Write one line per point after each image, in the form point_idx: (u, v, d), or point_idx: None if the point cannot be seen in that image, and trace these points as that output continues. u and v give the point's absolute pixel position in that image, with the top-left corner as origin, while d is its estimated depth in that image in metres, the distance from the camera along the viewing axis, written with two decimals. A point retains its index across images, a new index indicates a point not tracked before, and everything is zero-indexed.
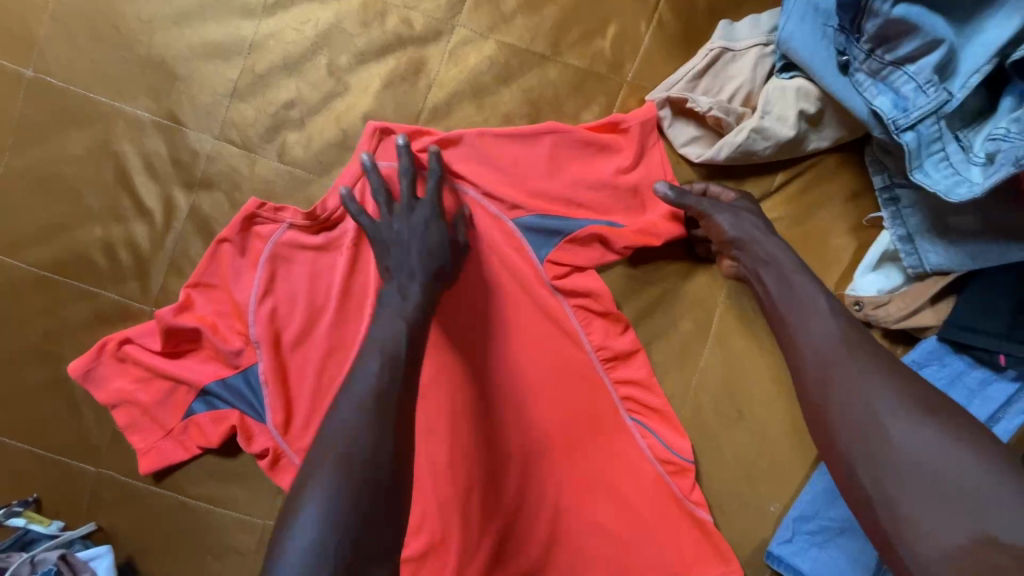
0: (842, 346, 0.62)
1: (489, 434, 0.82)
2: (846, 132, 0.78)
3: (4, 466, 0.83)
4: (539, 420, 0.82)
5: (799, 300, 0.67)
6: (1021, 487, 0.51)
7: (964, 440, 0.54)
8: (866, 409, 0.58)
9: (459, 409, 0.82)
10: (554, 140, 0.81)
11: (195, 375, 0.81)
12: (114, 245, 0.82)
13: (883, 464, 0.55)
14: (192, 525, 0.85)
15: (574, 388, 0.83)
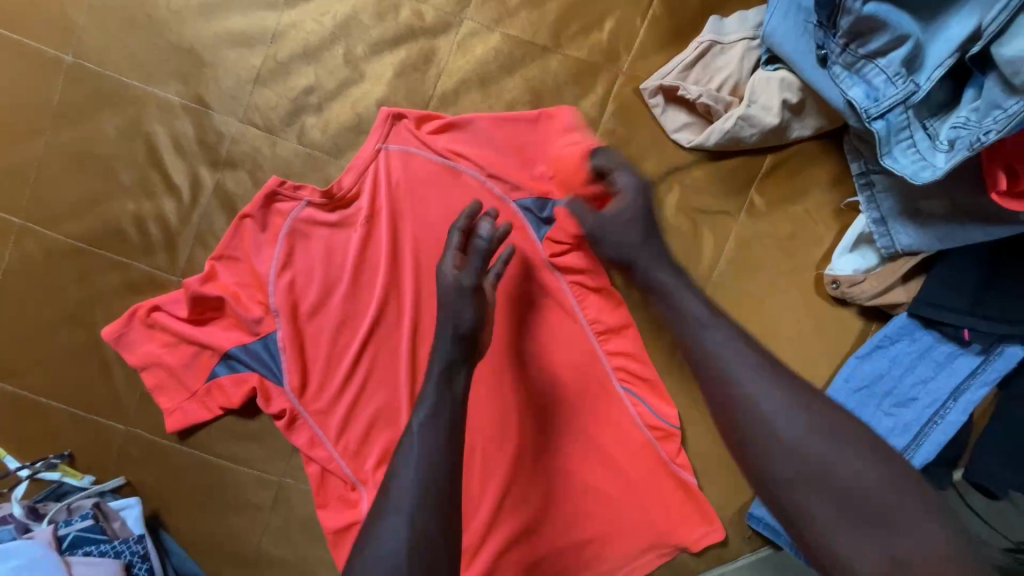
0: (735, 351, 0.61)
1: (501, 406, 0.88)
2: (825, 121, 0.84)
3: (39, 424, 0.90)
4: (542, 387, 0.89)
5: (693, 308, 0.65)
6: (920, 498, 0.53)
7: (863, 448, 0.55)
8: (781, 440, 0.55)
9: None
10: (547, 126, 0.88)
11: (219, 340, 0.87)
12: (145, 219, 0.88)
13: (799, 493, 0.54)
14: (213, 481, 0.92)
15: (578, 358, 0.89)
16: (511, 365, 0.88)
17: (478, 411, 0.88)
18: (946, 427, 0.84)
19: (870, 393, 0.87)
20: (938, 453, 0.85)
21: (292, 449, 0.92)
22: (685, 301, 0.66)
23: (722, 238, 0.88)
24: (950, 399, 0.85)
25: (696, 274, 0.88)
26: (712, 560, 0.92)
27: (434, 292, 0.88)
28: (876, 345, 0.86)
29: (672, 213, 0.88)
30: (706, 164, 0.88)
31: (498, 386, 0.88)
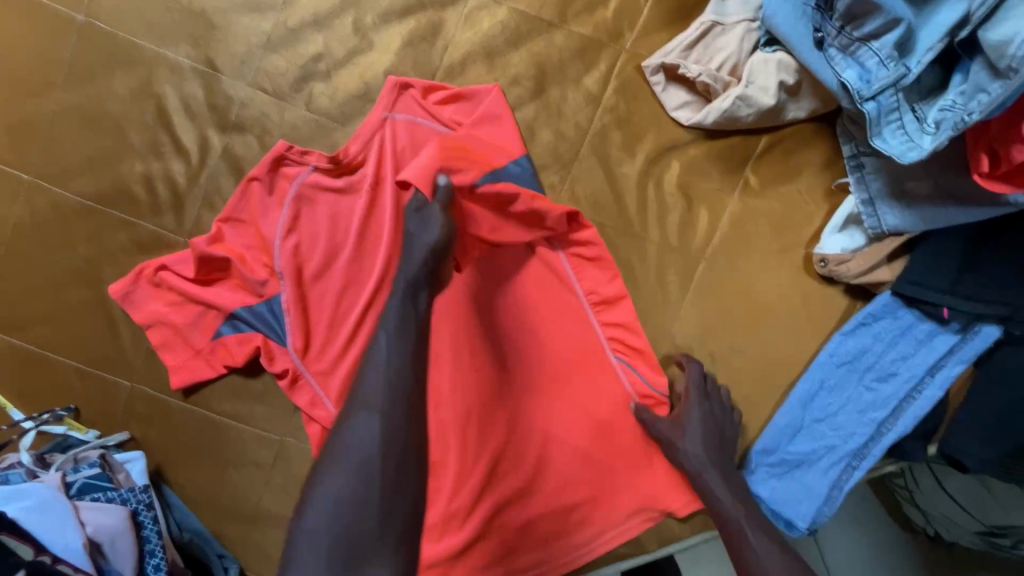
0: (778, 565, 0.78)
1: (490, 371, 0.91)
2: (820, 103, 0.87)
3: (47, 378, 0.92)
4: (532, 353, 0.92)
5: (730, 502, 0.84)
6: None
7: None
8: None
9: (460, 341, 0.91)
10: (495, 97, 0.89)
11: (223, 300, 0.89)
12: (153, 179, 0.90)
13: None
14: (217, 439, 0.94)
15: (569, 325, 0.92)
16: (498, 330, 0.92)
17: (467, 377, 0.91)
18: (922, 402, 0.89)
19: (853, 368, 0.91)
20: (914, 427, 0.89)
21: (293, 410, 0.94)
22: (727, 508, 0.83)
23: (717, 215, 0.92)
24: (927, 375, 0.89)
25: (690, 251, 0.92)
26: (697, 526, 0.95)
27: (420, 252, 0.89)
28: (860, 322, 0.90)
29: (669, 190, 0.91)
30: (704, 143, 0.91)
31: (487, 351, 0.91)
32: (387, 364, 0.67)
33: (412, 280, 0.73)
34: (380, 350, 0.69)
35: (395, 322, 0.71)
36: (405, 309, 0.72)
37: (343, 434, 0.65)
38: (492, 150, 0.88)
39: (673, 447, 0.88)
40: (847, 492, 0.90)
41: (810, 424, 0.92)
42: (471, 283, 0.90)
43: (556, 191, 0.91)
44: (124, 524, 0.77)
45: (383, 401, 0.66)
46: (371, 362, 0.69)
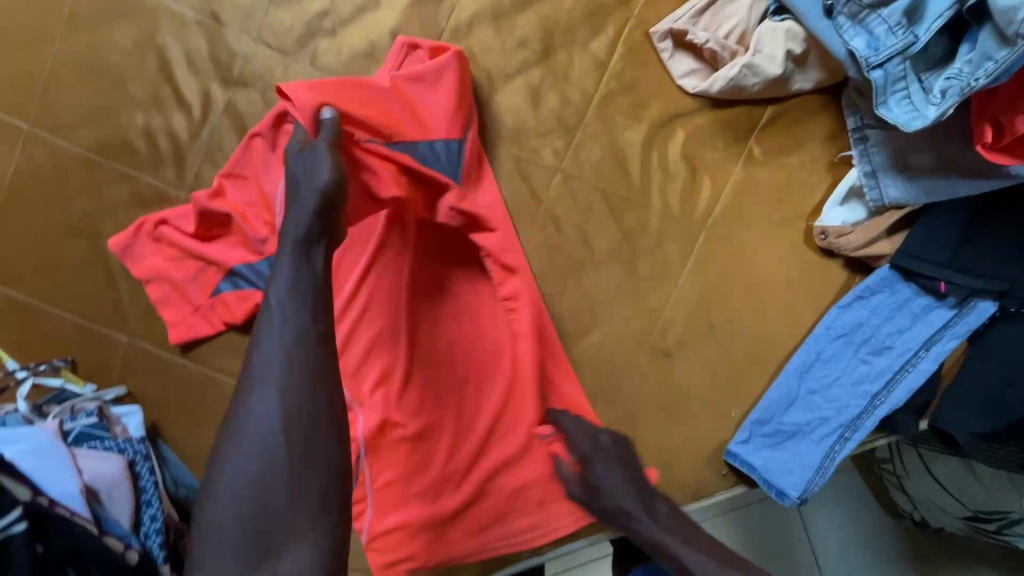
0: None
1: (431, 348, 0.94)
2: (827, 75, 0.87)
3: (44, 330, 0.92)
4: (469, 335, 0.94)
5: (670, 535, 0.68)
6: None
7: None
8: None
9: (406, 319, 0.92)
10: (450, 65, 0.86)
11: (225, 257, 0.90)
12: (154, 132, 0.89)
13: None
14: (214, 396, 0.94)
15: (505, 313, 0.94)
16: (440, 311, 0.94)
17: (407, 355, 0.93)
18: (916, 375, 0.90)
19: (848, 341, 0.92)
20: (906, 399, 0.91)
21: None
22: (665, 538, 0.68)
23: (719, 185, 0.92)
24: (922, 349, 0.90)
25: (691, 220, 0.92)
26: (689, 495, 0.96)
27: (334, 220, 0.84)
28: (857, 295, 0.90)
29: (673, 158, 0.91)
30: (710, 113, 0.91)
31: (428, 328, 0.94)
32: (284, 330, 0.55)
33: (302, 232, 0.62)
34: (271, 313, 0.56)
35: (287, 279, 0.58)
36: (300, 266, 0.60)
37: (240, 414, 0.53)
38: (429, 126, 0.86)
39: (594, 494, 0.76)
40: (839, 462, 0.92)
41: (805, 395, 0.93)
42: (391, 258, 0.92)
43: (559, 156, 0.91)
44: (122, 472, 0.78)
45: (281, 370, 0.54)
46: (264, 329, 0.56)
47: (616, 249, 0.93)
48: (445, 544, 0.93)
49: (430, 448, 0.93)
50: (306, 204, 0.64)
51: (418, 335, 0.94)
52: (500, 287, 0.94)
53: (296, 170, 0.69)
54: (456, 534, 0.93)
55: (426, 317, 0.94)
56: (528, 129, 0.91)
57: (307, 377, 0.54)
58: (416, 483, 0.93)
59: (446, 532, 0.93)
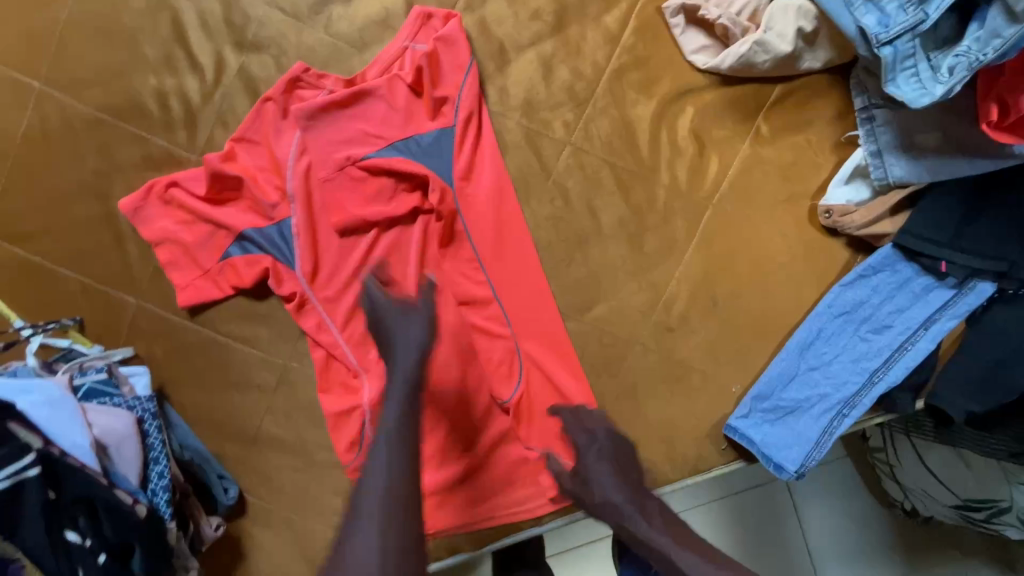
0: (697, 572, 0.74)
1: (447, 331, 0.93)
2: (836, 54, 0.88)
3: (49, 289, 0.91)
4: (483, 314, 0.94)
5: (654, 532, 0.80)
6: None
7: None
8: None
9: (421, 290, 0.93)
10: (453, 44, 0.90)
11: (235, 221, 0.90)
12: (167, 94, 0.89)
13: None
14: (221, 359, 0.95)
15: (523, 292, 0.94)
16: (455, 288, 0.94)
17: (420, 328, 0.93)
18: (914, 354, 0.91)
19: (849, 319, 0.93)
20: (903, 378, 0.92)
21: (298, 335, 0.95)
22: (660, 542, 0.78)
23: (726, 162, 0.93)
24: (920, 328, 0.91)
25: (698, 196, 0.93)
26: (689, 470, 0.97)
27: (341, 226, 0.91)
28: (859, 274, 0.92)
29: (682, 134, 0.92)
30: (720, 89, 0.92)
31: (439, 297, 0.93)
32: (387, 468, 0.67)
33: (403, 404, 0.73)
34: (377, 446, 0.69)
35: (393, 424, 0.71)
36: (404, 416, 0.71)
37: (346, 541, 0.63)
38: (415, 116, 0.91)
39: (587, 497, 0.86)
40: (836, 437, 0.94)
41: (804, 372, 0.94)
42: (405, 235, 0.93)
43: (569, 129, 0.92)
44: (131, 429, 0.78)
45: (381, 507, 0.64)
46: (369, 467, 0.68)
47: (623, 223, 0.94)
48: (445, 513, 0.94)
49: (432, 417, 0.94)
50: (406, 358, 0.76)
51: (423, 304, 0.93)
52: (518, 267, 0.93)
53: (392, 320, 0.79)
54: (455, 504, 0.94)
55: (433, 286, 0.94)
56: (539, 101, 0.92)
57: (404, 504, 0.65)
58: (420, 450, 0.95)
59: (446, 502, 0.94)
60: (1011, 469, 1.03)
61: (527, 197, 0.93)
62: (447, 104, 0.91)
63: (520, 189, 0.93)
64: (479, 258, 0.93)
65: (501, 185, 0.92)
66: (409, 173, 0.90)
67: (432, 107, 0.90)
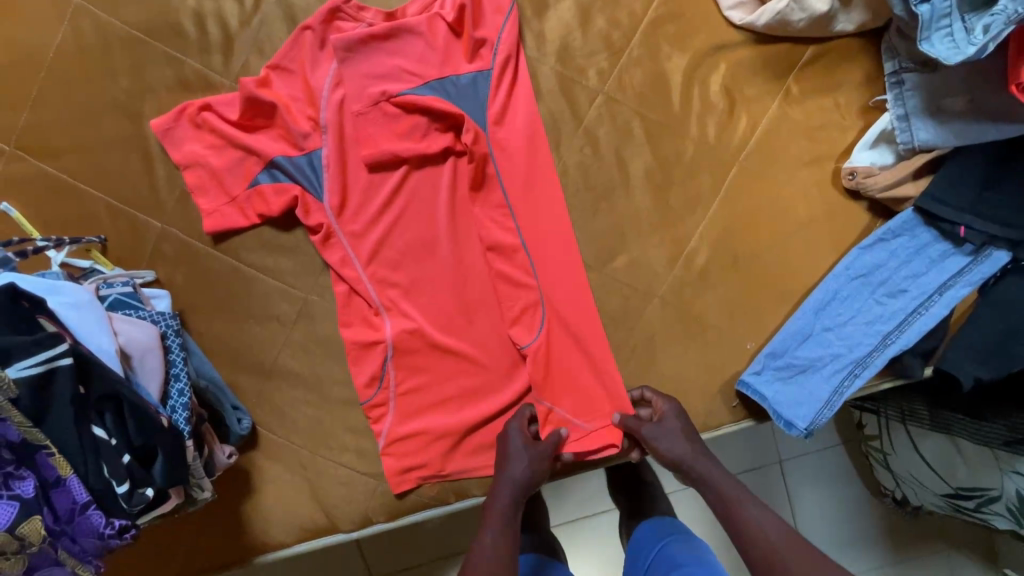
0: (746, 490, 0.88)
1: (471, 274, 0.95)
2: (869, 17, 0.90)
3: (72, 207, 0.91)
4: (505, 258, 0.94)
5: (718, 474, 0.89)
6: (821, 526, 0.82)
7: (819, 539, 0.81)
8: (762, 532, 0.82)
9: (447, 232, 0.94)
10: None
11: (266, 147, 0.90)
12: (204, 17, 0.90)
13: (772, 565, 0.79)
14: (241, 290, 0.95)
15: (550, 239, 0.94)
16: (481, 231, 0.94)
17: (443, 268, 0.94)
18: (928, 318, 0.93)
19: (865, 282, 0.95)
20: (916, 341, 0.94)
21: (320, 269, 0.95)
22: (726, 488, 0.88)
23: (755, 120, 0.94)
24: (935, 294, 0.93)
25: (726, 153, 0.95)
26: (701, 426, 0.98)
27: (372, 162, 0.91)
28: (879, 237, 0.93)
29: (714, 90, 0.94)
30: (752, 47, 0.94)
31: (465, 238, 0.95)
32: (492, 546, 0.83)
33: (505, 511, 0.87)
34: (487, 535, 0.84)
35: (499, 521, 0.86)
36: (511, 511, 0.87)
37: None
38: (452, 57, 0.91)
39: (659, 452, 0.90)
40: (847, 398, 0.95)
41: (819, 332, 0.96)
42: (434, 177, 0.94)
43: (603, 77, 0.93)
44: (156, 341, 0.78)
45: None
46: (476, 546, 0.84)
47: (651, 175, 0.95)
48: (458, 454, 0.96)
49: (452, 357, 0.95)
50: (517, 478, 0.89)
51: (449, 245, 0.94)
52: (544, 213, 0.94)
53: (511, 448, 0.91)
54: (464, 448, 0.96)
55: (458, 228, 0.95)
56: (575, 47, 0.93)
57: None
58: (438, 390, 0.96)
59: (458, 445, 0.96)
60: (1003, 456, 0.98)
61: (557, 143, 0.94)
62: (485, 47, 0.91)
63: (550, 135, 0.94)
64: (509, 204, 0.93)
65: (531, 132, 0.93)
66: (441, 112, 0.90)
67: (470, 49, 0.91)
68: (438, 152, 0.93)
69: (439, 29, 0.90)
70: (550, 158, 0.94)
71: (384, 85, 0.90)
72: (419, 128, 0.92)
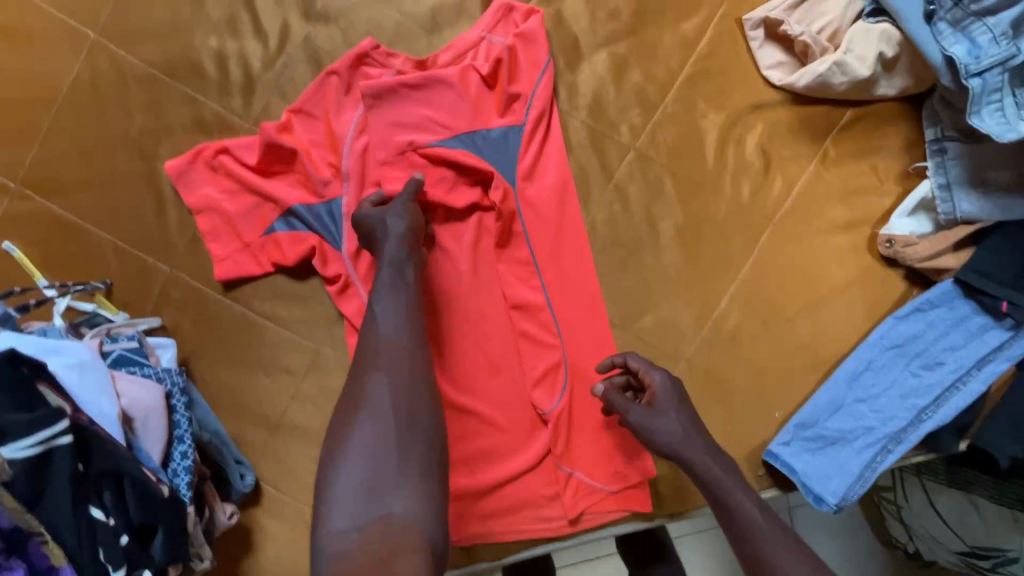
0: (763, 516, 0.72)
1: (490, 328, 0.91)
2: (911, 82, 0.88)
3: (79, 248, 0.86)
4: (529, 315, 0.91)
5: (720, 471, 0.76)
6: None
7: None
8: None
9: (470, 285, 0.90)
10: (531, 36, 0.88)
11: (283, 194, 0.86)
12: (227, 57, 0.87)
13: None
14: (251, 338, 0.90)
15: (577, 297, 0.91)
16: (505, 287, 0.91)
17: (465, 322, 0.90)
18: (965, 394, 0.89)
19: (901, 352, 0.91)
20: (953, 417, 0.89)
21: (334, 320, 0.91)
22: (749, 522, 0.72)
23: (790, 181, 0.91)
24: (973, 368, 0.89)
25: (760, 212, 0.92)
26: None
27: None
28: (916, 307, 0.90)
29: (750, 149, 0.91)
30: (790, 108, 0.91)
31: (485, 291, 0.91)
32: (389, 328, 0.71)
33: (392, 280, 0.75)
34: (377, 322, 0.72)
35: (388, 303, 0.73)
36: (397, 279, 0.75)
37: (357, 391, 0.68)
38: (483, 110, 0.88)
39: (649, 436, 0.80)
40: (879, 474, 0.90)
41: (851, 403, 0.91)
42: (456, 229, 0.90)
43: (636, 133, 0.91)
44: (160, 402, 0.73)
45: (388, 360, 0.69)
46: (371, 331, 0.72)
47: (681, 233, 0.92)
48: (469, 519, 0.90)
49: (468, 415, 0.91)
50: (394, 233, 0.78)
51: (469, 300, 0.90)
52: (569, 270, 0.90)
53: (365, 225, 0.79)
54: (475, 512, 0.91)
55: (478, 280, 0.91)
56: (608, 101, 0.90)
57: (409, 369, 0.69)
58: (452, 450, 0.91)
59: (470, 510, 0.91)
60: None
61: (586, 199, 0.91)
62: (518, 100, 0.88)
63: (579, 190, 0.91)
64: (535, 261, 0.90)
65: (560, 187, 0.89)
66: (469, 167, 0.87)
67: (502, 102, 0.88)
68: (464, 207, 0.89)
69: (470, 80, 0.87)
70: (578, 214, 0.90)
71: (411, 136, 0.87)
72: (445, 180, 0.88)
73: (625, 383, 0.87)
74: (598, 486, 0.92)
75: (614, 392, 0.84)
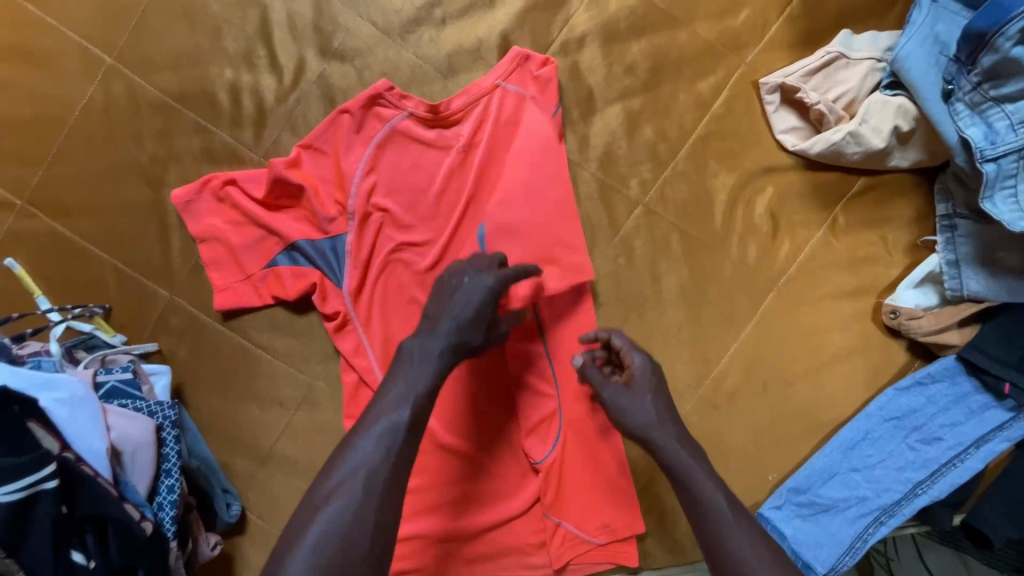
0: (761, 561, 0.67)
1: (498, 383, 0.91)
2: (925, 156, 0.88)
3: (81, 270, 0.86)
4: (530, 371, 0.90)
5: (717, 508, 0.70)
6: None
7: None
8: None
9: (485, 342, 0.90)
10: (545, 86, 0.88)
11: (287, 229, 0.86)
12: (240, 89, 0.87)
13: None
14: (245, 369, 0.89)
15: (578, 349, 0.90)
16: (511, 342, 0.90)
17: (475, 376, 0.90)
18: (962, 471, 0.86)
19: (899, 425, 0.89)
20: (948, 494, 0.87)
21: (330, 355, 0.90)
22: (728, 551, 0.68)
23: (798, 246, 0.91)
24: (971, 446, 0.87)
25: (766, 273, 0.91)
26: None
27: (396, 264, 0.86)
28: (917, 380, 0.88)
29: (759, 212, 0.91)
30: (802, 173, 0.92)
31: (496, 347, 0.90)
32: (369, 459, 0.64)
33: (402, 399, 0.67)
34: (367, 434, 0.65)
35: (383, 424, 0.66)
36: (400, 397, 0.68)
37: (314, 513, 0.62)
38: (494, 156, 0.88)
39: (618, 415, 0.77)
40: (870, 546, 0.87)
41: (846, 471, 0.89)
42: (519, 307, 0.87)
43: (645, 188, 0.91)
44: (149, 437, 0.73)
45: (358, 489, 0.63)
46: (351, 452, 0.65)
47: (684, 290, 0.91)
48: (454, 562, 0.89)
49: (460, 460, 0.90)
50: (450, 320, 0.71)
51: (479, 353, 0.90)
52: (571, 323, 0.90)
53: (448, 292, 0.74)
54: (463, 555, 0.89)
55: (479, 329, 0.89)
56: (619, 155, 0.91)
57: (375, 514, 0.62)
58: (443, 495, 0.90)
59: (456, 552, 0.89)
60: None
61: (592, 249, 0.91)
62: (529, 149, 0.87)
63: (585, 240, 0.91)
64: (536, 308, 0.89)
65: (568, 237, 0.87)
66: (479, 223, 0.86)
67: (514, 150, 0.87)
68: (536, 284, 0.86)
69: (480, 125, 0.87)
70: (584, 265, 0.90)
71: (423, 180, 0.87)
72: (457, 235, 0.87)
73: (605, 358, 0.85)
74: (583, 537, 0.90)
75: (591, 363, 0.82)
